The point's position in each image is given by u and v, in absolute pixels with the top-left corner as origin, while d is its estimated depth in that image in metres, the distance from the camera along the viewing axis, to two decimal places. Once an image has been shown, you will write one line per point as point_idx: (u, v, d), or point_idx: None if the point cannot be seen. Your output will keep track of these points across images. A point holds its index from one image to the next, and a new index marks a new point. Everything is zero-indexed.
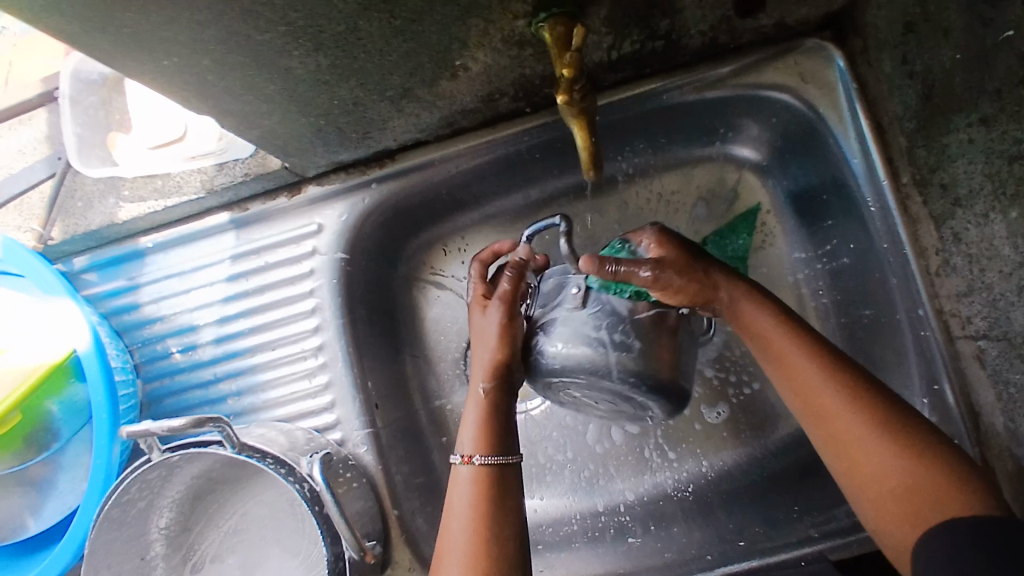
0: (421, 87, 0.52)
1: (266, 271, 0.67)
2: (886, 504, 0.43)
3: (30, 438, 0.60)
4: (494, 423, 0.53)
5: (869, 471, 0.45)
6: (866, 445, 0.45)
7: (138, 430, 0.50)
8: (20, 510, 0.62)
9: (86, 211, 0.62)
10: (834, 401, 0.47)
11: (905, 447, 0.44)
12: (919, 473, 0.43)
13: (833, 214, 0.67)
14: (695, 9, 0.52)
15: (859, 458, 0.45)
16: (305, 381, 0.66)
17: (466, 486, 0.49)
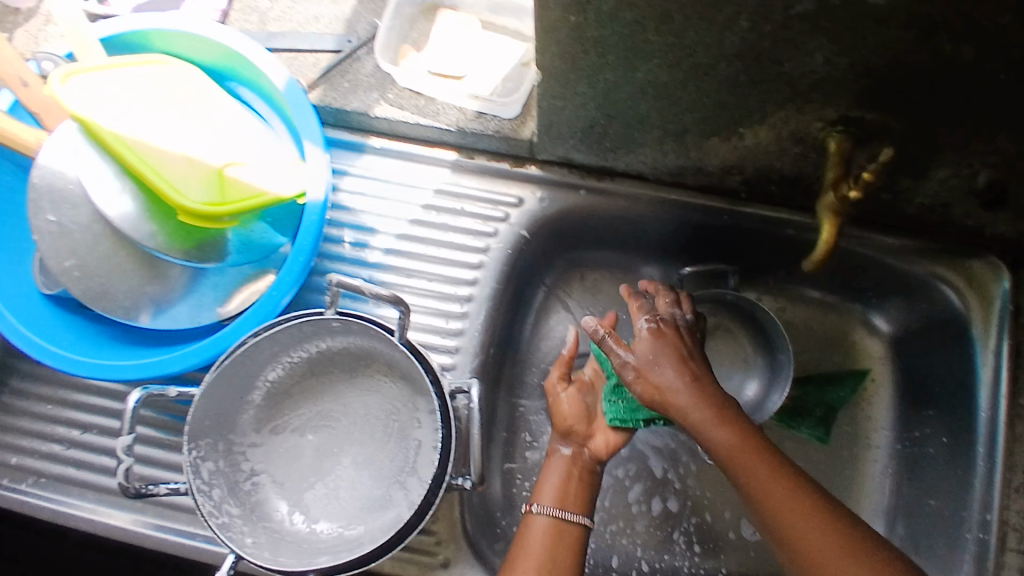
0: (697, 134, 0.60)
1: (456, 214, 0.73)
2: (800, 541, 0.51)
3: (208, 244, 0.61)
4: (570, 485, 0.66)
5: (805, 539, 0.51)
6: (776, 489, 0.54)
7: (350, 285, 0.56)
8: (142, 300, 0.62)
9: (347, 93, 0.69)
10: (763, 468, 0.55)
11: (809, 509, 0.52)
12: (865, 559, 0.49)
13: (935, 405, 0.74)
14: (934, 185, 0.61)
15: (780, 508, 0.53)
16: (442, 320, 0.71)
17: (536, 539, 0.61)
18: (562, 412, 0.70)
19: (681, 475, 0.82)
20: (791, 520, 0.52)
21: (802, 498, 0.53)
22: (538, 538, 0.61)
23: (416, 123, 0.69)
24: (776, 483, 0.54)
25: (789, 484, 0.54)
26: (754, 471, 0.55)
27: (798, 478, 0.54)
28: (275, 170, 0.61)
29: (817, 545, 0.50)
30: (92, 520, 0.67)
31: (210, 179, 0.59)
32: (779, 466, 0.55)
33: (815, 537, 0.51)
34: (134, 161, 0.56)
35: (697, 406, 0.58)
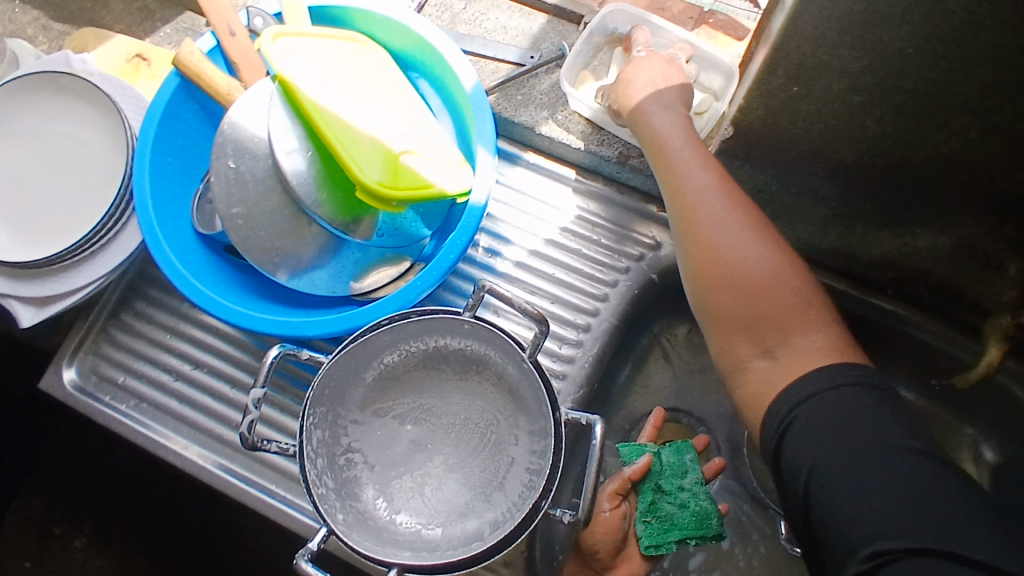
0: (868, 223, 0.59)
1: (592, 243, 0.73)
2: (738, 328, 0.51)
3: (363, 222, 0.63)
4: None
5: (772, 297, 0.50)
6: (733, 243, 0.52)
7: (498, 292, 0.57)
8: (288, 260, 0.64)
9: (519, 105, 0.71)
10: (709, 211, 0.53)
11: (751, 233, 0.52)
12: (780, 272, 0.51)
13: None
14: None
15: (766, 298, 0.50)
16: (556, 343, 0.71)
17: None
18: (594, 540, 0.66)
19: (747, 553, 0.77)
20: (732, 250, 0.52)
21: (752, 238, 0.52)
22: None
23: (578, 148, 0.70)
24: (716, 208, 0.53)
25: (728, 213, 0.53)
26: (707, 234, 0.53)
27: (755, 215, 0.54)
28: (444, 167, 0.62)
29: (786, 312, 0.50)
30: (180, 455, 0.69)
31: (386, 160, 0.60)
32: (747, 212, 0.53)
33: (763, 293, 0.50)
34: (325, 126, 0.59)
35: (699, 187, 0.54)
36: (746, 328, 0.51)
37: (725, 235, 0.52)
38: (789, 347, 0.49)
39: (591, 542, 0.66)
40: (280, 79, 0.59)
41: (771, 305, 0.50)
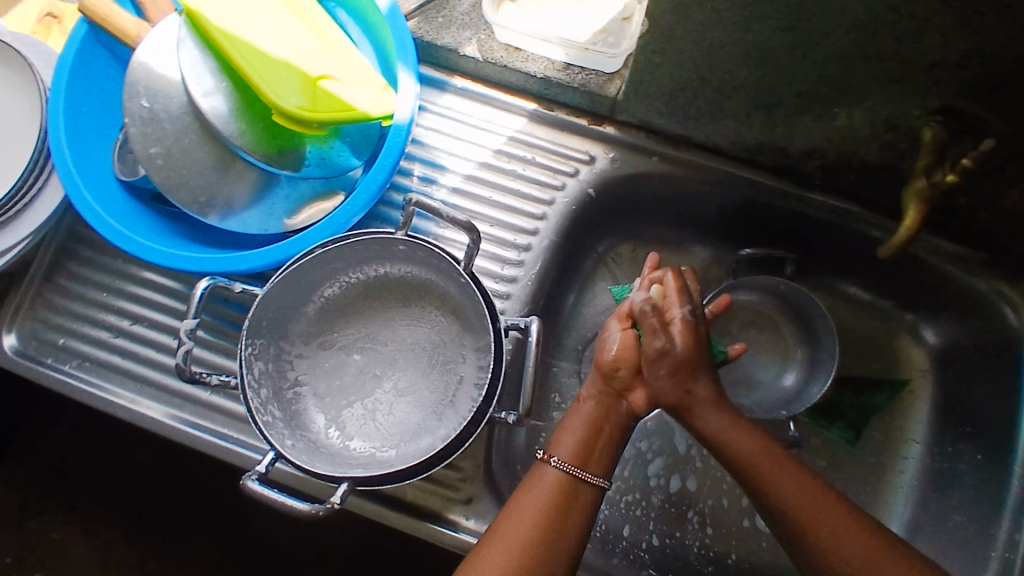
0: (788, 110, 0.60)
1: (527, 163, 0.73)
2: (786, 496, 0.56)
3: (290, 153, 0.63)
4: (586, 444, 0.61)
5: (811, 514, 0.55)
6: (805, 507, 0.55)
7: (427, 206, 0.56)
8: (217, 198, 0.63)
9: (440, 28, 0.70)
10: (749, 450, 0.58)
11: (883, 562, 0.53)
12: (822, 500, 0.56)
13: (976, 425, 0.74)
14: (1018, 193, 0.60)
15: (802, 512, 0.55)
16: (497, 265, 0.71)
17: (547, 489, 0.58)
18: (615, 360, 0.63)
19: (704, 454, 0.83)
20: (749, 449, 0.58)
21: (851, 537, 0.54)
22: (543, 494, 0.58)
23: (503, 67, 0.70)
24: (819, 505, 0.55)
25: (834, 515, 0.55)
26: (739, 443, 0.59)
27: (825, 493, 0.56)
28: (365, 89, 0.61)
29: (832, 524, 0.55)
30: (128, 411, 0.68)
31: (303, 85, 0.59)
32: (804, 477, 0.57)
33: (880, 571, 0.52)
34: (237, 55, 0.58)
35: (716, 418, 0.60)
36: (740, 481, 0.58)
37: (775, 471, 0.57)
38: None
39: (617, 350, 0.63)
40: (192, 12, 0.59)
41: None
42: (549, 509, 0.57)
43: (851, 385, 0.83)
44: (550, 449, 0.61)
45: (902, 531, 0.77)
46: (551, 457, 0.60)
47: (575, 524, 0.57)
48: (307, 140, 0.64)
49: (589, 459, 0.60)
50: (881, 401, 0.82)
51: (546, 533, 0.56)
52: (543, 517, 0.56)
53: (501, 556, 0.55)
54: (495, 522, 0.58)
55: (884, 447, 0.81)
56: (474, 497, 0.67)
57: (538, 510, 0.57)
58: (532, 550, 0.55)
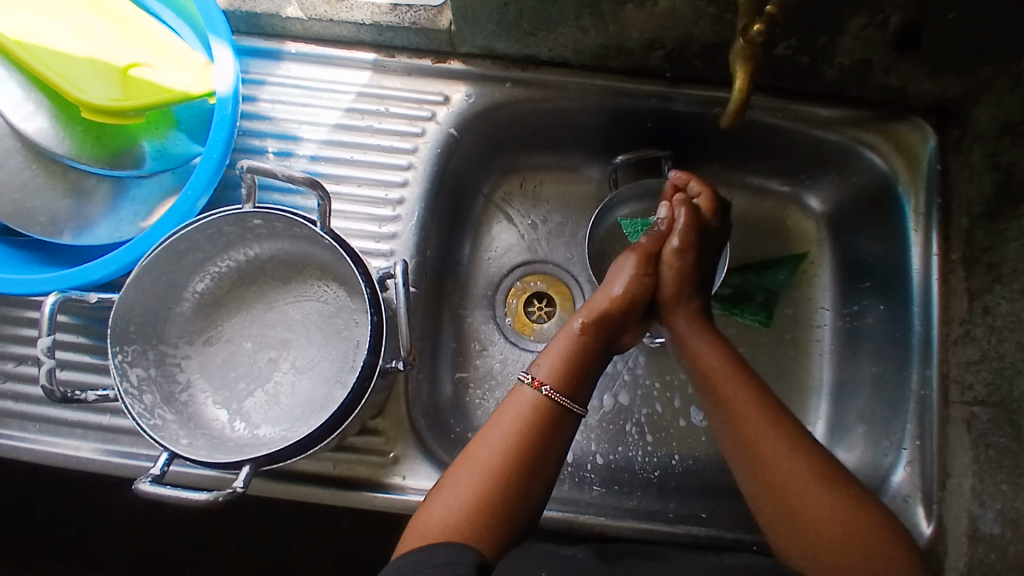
0: (610, 2, 0.60)
1: (382, 117, 0.72)
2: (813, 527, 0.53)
3: (120, 151, 0.60)
4: (572, 363, 0.62)
5: (828, 532, 0.52)
6: (781, 461, 0.55)
7: (260, 169, 0.55)
8: (57, 215, 0.60)
9: None
10: (810, 494, 0.54)
11: (852, 512, 0.53)
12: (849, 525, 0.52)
13: (873, 278, 0.76)
14: (848, 38, 0.61)
15: (829, 541, 0.52)
16: (374, 225, 0.70)
17: (520, 406, 0.60)
18: (626, 291, 0.67)
19: (630, 367, 0.84)
20: (817, 504, 0.53)
21: (831, 496, 0.53)
22: (514, 411, 0.59)
23: (329, 22, 0.68)
24: (801, 466, 0.55)
25: (819, 474, 0.54)
26: (804, 502, 0.54)
27: (821, 460, 0.55)
28: (177, 67, 0.60)
29: (828, 524, 0.52)
30: (33, 450, 0.66)
31: (110, 77, 0.58)
32: (794, 442, 0.56)
33: (853, 525, 0.52)
34: (30, 60, 0.56)
35: (793, 468, 0.55)
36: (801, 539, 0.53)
37: (814, 509, 0.53)
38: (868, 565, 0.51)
39: (628, 289, 0.67)
40: None
41: (836, 551, 0.51)
42: (522, 428, 0.58)
43: (754, 268, 0.84)
44: (533, 368, 0.62)
45: (829, 395, 0.79)
46: (541, 383, 0.60)
47: (547, 440, 0.59)
48: (140, 138, 0.61)
49: (572, 379, 0.62)
50: (786, 278, 0.84)
51: (515, 453, 0.57)
52: (514, 440, 0.57)
53: (474, 479, 0.56)
54: (467, 448, 0.59)
55: (799, 320, 0.83)
56: (400, 454, 0.67)
57: (510, 430, 0.58)
58: (505, 468, 0.56)
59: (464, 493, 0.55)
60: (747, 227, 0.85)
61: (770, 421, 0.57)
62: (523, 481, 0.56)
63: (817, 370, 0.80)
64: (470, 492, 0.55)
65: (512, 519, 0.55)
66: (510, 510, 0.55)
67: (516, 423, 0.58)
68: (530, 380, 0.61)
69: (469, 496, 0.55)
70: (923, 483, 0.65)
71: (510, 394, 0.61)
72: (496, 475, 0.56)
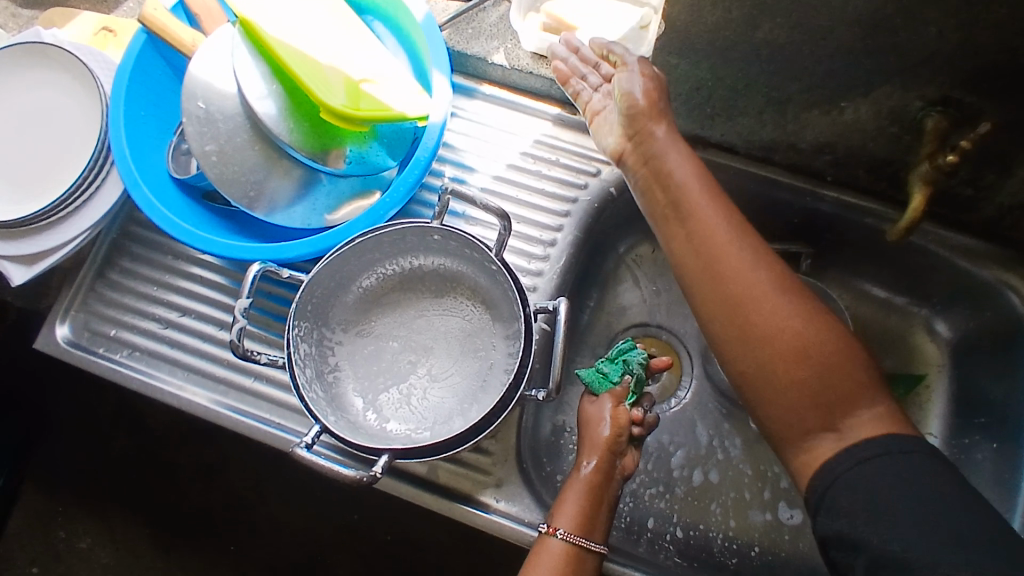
0: (797, 104, 0.64)
1: (551, 165, 0.77)
2: (780, 358, 0.51)
3: (333, 152, 0.67)
4: (585, 510, 0.65)
5: (769, 336, 0.51)
6: (769, 302, 0.52)
7: (461, 193, 0.62)
8: (267, 195, 0.68)
9: (470, 38, 0.76)
10: (744, 276, 0.53)
11: (814, 318, 0.51)
12: (805, 325, 0.51)
13: (991, 415, 0.76)
14: (1020, 182, 0.64)
15: (794, 349, 0.50)
16: (524, 260, 0.75)
17: (551, 556, 0.62)
18: (615, 431, 0.68)
19: (725, 447, 0.85)
20: (772, 315, 0.51)
21: (789, 304, 0.52)
22: (546, 557, 0.62)
23: (528, 74, 0.75)
24: (744, 253, 0.53)
25: (787, 292, 0.52)
26: (749, 299, 0.52)
27: (787, 278, 0.53)
28: (405, 92, 0.67)
29: (775, 321, 0.51)
30: (175, 394, 0.72)
31: (348, 88, 0.65)
32: (772, 272, 0.53)
33: (843, 361, 0.50)
34: (288, 57, 0.64)
35: (756, 290, 0.52)
36: (779, 354, 0.50)
37: (758, 309, 0.52)
38: (855, 421, 0.49)
39: (614, 424, 0.68)
40: (243, 21, 0.64)
41: (774, 362, 0.51)
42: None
43: None
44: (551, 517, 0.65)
45: None
46: (556, 529, 0.63)
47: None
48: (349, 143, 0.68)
49: (585, 525, 0.64)
50: (900, 396, 0.84)
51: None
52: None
53: None
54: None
55: None
56: (503, 479, 0.69)
57: None
58: None
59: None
60: (867, 338, 0.86)
61: (753, 269, 0.53)
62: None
63: None
64: None
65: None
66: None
67: (550, 568, 0.61)
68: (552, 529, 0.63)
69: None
70: None
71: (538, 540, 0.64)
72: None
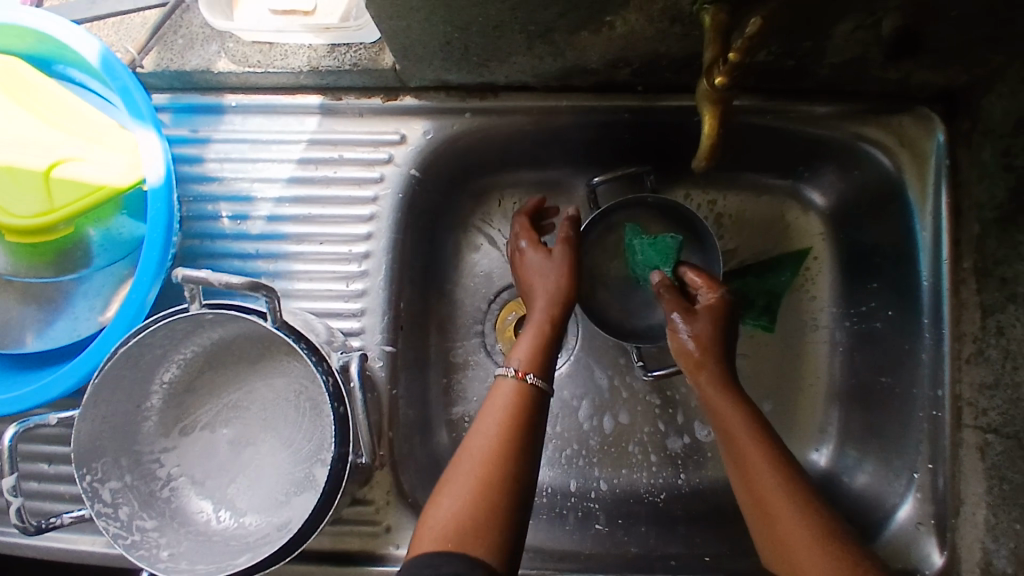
0: (563, 31, 0.53)
1: (337, 165, 0.66)
2: (753, 462, 0.55)
3: (66, 256, 0.59)
4: (542, 347, 0.62)
5: (735, 434, 0.57)
6: (756, 455, 0.55)
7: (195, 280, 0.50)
8: (22, 324, 0.60)
9: (184, 50, 0.62)
10: (727, 399, 0.59)
11: (818, 524, 0.51)
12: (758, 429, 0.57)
13: (880, 277, 0.71)
14: (840, 42, 0.54)
15: (733, 434, 0.57)
16: (341, 283, 0.67)
17: (493, 418, 0.56)
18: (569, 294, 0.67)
19: (629, 382, 0.82)
20: (732, 417, 0.58)
21: (792, 497, 0.53)
22: (494, 407, 0.57)
23: (265, 73, 0.62)
24: (751, 449, 0.56)
25: (772, 467, 0.55)
26: (725, 410, 0.59)
27: (784, 460, 0.55)
28: (101, 155, 0.56)
29: (733, 414, 0.58)
30: (30, 547, 0.66)
31: (36, 183, 0.55)
32: (718, 361, 0.62)
33: (831, 557, 0.49)
34: None
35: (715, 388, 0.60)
36: (746, 463, 0.56)
37: (733, 422, 0.58)
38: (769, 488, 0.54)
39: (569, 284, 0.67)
40: None
41: (779, 538, 0.52)
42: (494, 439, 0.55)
43: (753, 273, 0.80)
44: (509, 358, 0.61)
45: (837, 400, 0.76)
46: (524, 373, 0.59)
47: (530, 439, 0.55)
48: (88, 226, 0.59)
49: (537, 363, 0.61)
50: (788, 278, 0.79)
51: (496, 456, 0.53)
52: (508, 417, 0.56)
53: (469, 479, 0.52)
54: (454, 455, 0.56)
55: (803, 322, 0.79)
56: (394, 521, 0.66)
57: (498, 418, 0.56)
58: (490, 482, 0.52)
59: (458, 504, 0.51)
60: (743, 228, 0.80)
61: (709, 365, 0.61)
62: (519, 488, 0.53)
63: (826, 376, 0.77)
64: (471, 484, 0.52)
65: (510, 533, 0.51)
66: (513, 495, 0.52)
67: (489, 430, 0.55)
68: (513, 372, 0.60)
69: (451, 520, 0.50)
70: (935, 508, 0.63)
71: (477, 417, 0.58)
72: (485, 488, 0.52)
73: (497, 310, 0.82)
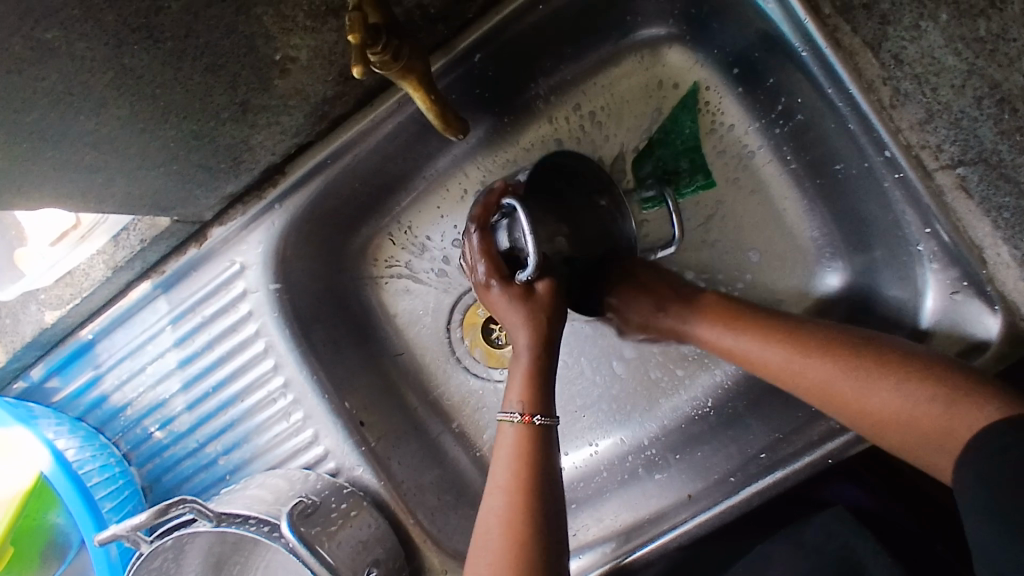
0: (257, 94, 0.50)
1: (207, 326, 0.65)
2: (913, 431, 0.46)
3: (45, 555, 0.61)
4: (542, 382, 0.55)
5: (857, 406, 0.48)
6: (877, 392, 0.48)
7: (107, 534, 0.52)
8: None
9: (15, 325, 0.64)
10: (809, 369, 0.52)
11: (913, 380, 0.47)
12: (918, 399, 0.46)
13: (770, 71, 0.61)
14: None
15: (846, 397, 0.49)
16: (283, 422, 0.65)
17: (499, 490, 0.49)
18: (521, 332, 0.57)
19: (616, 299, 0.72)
20: (755, 349, 0.55)
21: (904, 381, 0.47)
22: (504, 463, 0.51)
23: (85, 299, 0.63)
24: (802, 361, 0.52)
25: (850, 368, 0.50)
26: (782, 371, 0.53)
27: (827, 339, 0.52)
28: None
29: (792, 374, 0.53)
30: None
31: None
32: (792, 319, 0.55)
33: (949, 414, 0.44)
34: None
35: (770, 352, 0.54)
36: (878, 415, 0.48)
37: (812, 377, 0.51)
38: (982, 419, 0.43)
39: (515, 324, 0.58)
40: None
41: (888, 423, 0.47)
42: (520, 485, 0.49)
43: (659, 143, 0.70)
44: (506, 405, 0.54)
45: (824, 209, 0.66)
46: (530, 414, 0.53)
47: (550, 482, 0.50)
48: (54, 516, 0.61)
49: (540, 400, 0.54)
50: (694, 124, 0.70)
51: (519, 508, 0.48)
52: (510, 484, 0.49)
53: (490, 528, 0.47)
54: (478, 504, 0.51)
55: (738, 156, 0.69)
56: None
57: (505, 481, 0.50)
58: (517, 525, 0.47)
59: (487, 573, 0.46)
60: (620, 108, 0.71)
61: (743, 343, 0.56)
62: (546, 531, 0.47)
63: (795, 194, 0.67)
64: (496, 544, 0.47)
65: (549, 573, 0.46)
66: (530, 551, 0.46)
67: (501, 491, 0.49)
68: (519, 418, 0.53)
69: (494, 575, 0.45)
70: (963, 265, 0.53)
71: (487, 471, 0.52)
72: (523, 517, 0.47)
73: (460, 334, 0.77)
